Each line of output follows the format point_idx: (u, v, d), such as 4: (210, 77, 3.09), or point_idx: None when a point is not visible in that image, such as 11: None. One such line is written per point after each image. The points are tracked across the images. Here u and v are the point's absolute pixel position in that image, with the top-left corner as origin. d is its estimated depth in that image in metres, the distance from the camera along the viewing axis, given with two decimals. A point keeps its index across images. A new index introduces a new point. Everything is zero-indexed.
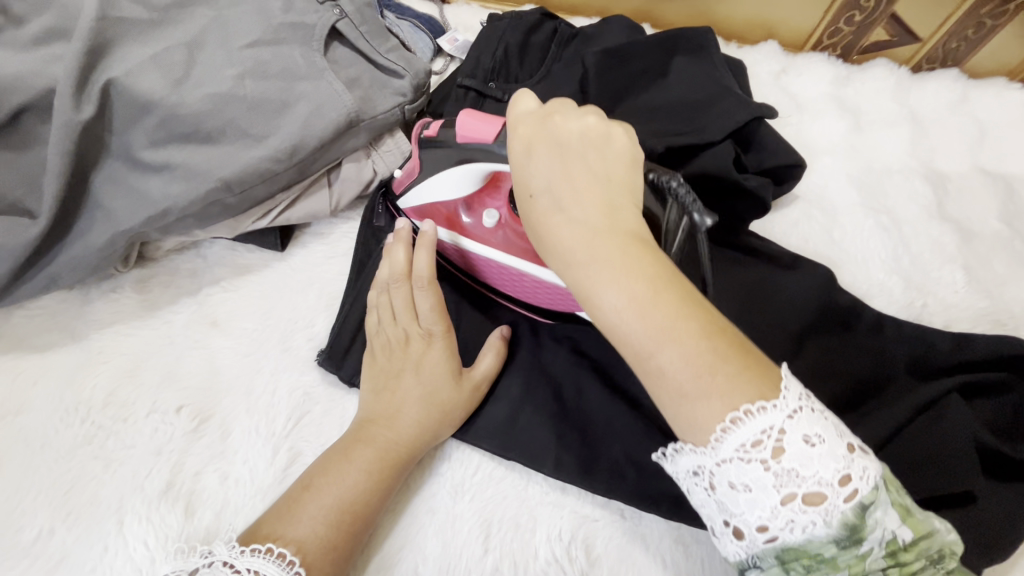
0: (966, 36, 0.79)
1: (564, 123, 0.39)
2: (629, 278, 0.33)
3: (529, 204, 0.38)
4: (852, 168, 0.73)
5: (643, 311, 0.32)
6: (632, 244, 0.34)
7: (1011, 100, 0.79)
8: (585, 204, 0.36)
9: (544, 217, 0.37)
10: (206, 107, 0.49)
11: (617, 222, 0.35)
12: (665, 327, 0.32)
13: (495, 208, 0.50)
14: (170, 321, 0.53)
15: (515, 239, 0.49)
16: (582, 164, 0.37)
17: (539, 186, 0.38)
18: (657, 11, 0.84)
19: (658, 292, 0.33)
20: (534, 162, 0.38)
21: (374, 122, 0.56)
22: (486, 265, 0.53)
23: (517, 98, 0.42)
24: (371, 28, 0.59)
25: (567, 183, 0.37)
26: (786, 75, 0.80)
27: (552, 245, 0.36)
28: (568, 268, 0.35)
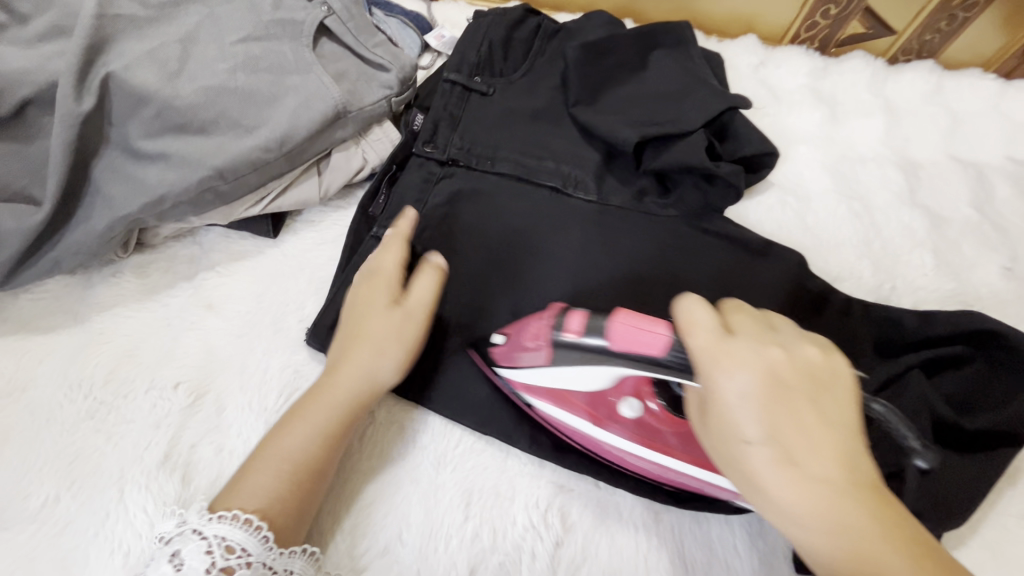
0: (939, 28, 0.82)
1: (775, 354, 0.35)
2: (869, 552, 0.31)
3: (740, 451, 0.34)
4: (828, 157, 0.75)
5: (849, 549, 0.31)
6: (860, 494, 0.32)
7: (984, 90, 0.82)
8: (810, 450, 0.33)
9: (760, 469, 0.33)
10: (200, 99, 0.52)
11: (838, 462, 0.33)
12: (868, 565, 0.31)
13: (632, 396, 0.49)
14: (167, 304, 0.56)
15: (640, 427, 0.48)
16: (805, 411, 0.33)
17: (749, 433, 0.33)
18: (639, 7, 0.86)
19: (905, 551, 0.31)
20: (739, 397, 0.34)
21: (361, 113, 0.59)
22: (604, 444, 0.50)
23: (684, 315, 0.38)
24: (358, 24, 0.61)
25: (797, 438, 0.33)
26: (765, 67, 0.83)
27: (774, 501, 0.33)
28: (777, 512, 0.33)
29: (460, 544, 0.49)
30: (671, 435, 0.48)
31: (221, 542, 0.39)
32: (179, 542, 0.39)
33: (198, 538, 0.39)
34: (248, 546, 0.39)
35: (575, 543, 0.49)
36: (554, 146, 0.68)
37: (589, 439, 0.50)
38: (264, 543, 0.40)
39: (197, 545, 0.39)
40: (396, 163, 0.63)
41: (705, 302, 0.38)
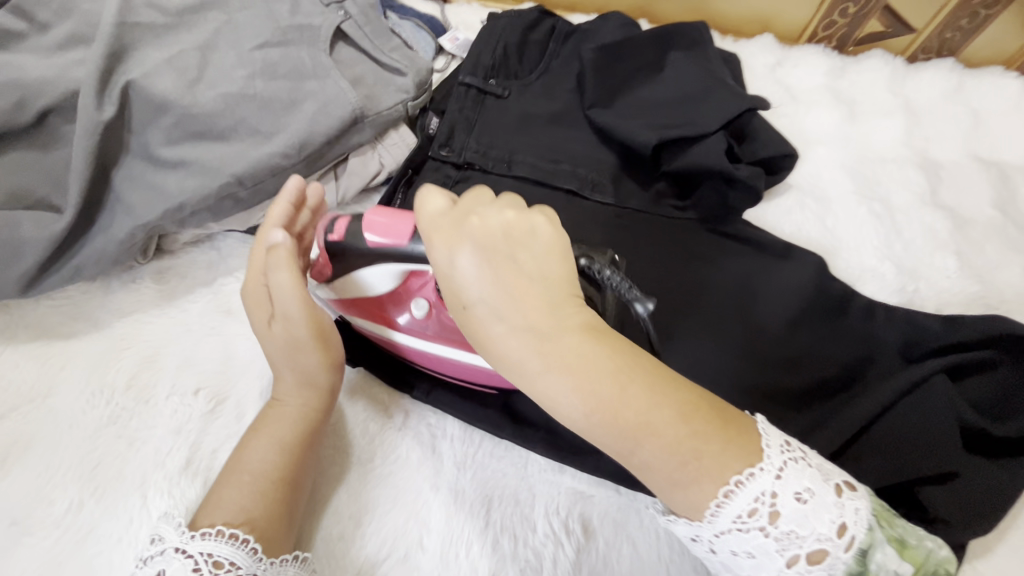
0: (960, 26, 0.81)
1: (507, 217, 0.36)
2: (591, 387, 0.32)
3: (465, 316, 0.36)
4: (846, 158, 0.74)
5: (607, 410, 0.32)
6: (589, 343, 0.33)
7: (1006, 88, 0.80)
8: (519, 306, 0.34)
9: (494, 339, 0.34)
10: (219, 106, 0.52)
11: (554, 329, 0.33)
12: (641, 425, 0.32)
13: (423, 298, 0.49)
14: (187, 309, 0.56)
15: (446, 327, 0.49)
16: (508, 268, 0.34)
17: (471, 297, 0.35)
18: (654, 7, 0.85)
19: (624, 391, 0.32)
20: (461, 267, 0.35)
21: (377, 118, 0.59)
22: (405, 343, 0.52)
23: (422, 197, 0.39)
24: (374, 29, 0.61)
25: (504, 292, 0.34)
26: (781, 67, 0.82)
27: (497, 354, 0.34)
28: (518, 374, 0.34)
29: (481, 551, 0.48)
30: None
31: (209, 559, 0.39)
32: (161, 562, 0.39)
33: (181, 558, 0.39)
34: (236, 560, 0.39)
35: (597, 550, 0.49)
36: (570, 149, 0.67)
37: (395, 341, 0.53)
38: (253, 555, 0.39)
39: (180, 564, 0.38)
40: (412, 167, 0.63)
41: (450, 192, 0.39)
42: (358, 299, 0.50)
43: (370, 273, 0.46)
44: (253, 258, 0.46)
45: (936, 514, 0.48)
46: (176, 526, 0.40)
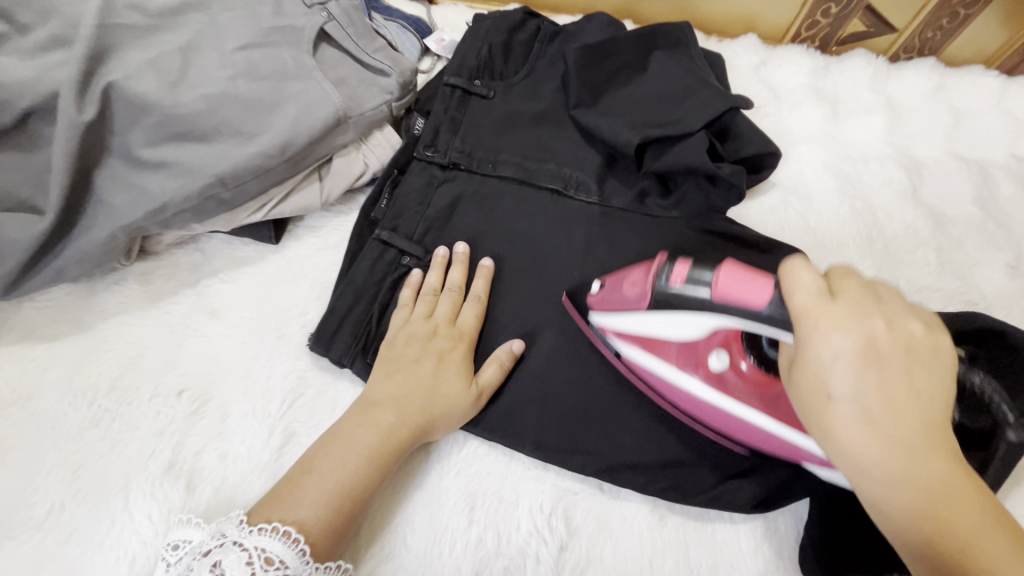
0: (941, 25, 0.82)
1: (876, 323, 0.35)
2: (920, 495, 0.33)
3: (824, 406, 0.35)
4: (829, 156, 0.75)
5: (935, 514, 0.33)
6: (939, 457, 0.34)
7: (986, 86, 0.81)
8: (898, 417, 0.34)
9: (841, 423, 0.34)
10: (201, 108, 0.52)
11: (931, 427, 0.34)
12: (964, 544, 0.32)
13: (722, 348, 0.48)
14: (170, 311, 0.56)
15: (736, 380, 0.48)
16: (879, 379, 0.34)
17: (841, 391, 0.34)
18: (640, 7, 0.86)
19: (936, 497, 0.33)
20: (837, 368, 0.34)
21: (362, 118, 0.59)
22: (669, 385, 0.51)
23: (790, 273, 0.37)
24: (358, 30, 0.62)
25: (880, 397, 0.34)
26: (765, 67, 0.82)
27: (849, 451, 0.34)
28: (854, 469, 0.34)
29: (464, 550, 0.49)
30: (752, 395, 0.48)
31: (261, 554, 0.40)
32: (219, 554, 0.40)
33: (237, 551, 0.40)
34: (285, 559, 0.40)
35: (580, 547, 0.50)
36: (555, 147, 0.68)
37: (656, 378, 0.51)
38: (301, 556, 0.41)
39: (236, 557, 0.40)
40: (397, 167, 0.63)
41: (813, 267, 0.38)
42: (646, 336, 0.50)
43: (682, 321, 0.45)
44: (437, 303, 0.56)
45: None
46: (237, 522, 0.42)
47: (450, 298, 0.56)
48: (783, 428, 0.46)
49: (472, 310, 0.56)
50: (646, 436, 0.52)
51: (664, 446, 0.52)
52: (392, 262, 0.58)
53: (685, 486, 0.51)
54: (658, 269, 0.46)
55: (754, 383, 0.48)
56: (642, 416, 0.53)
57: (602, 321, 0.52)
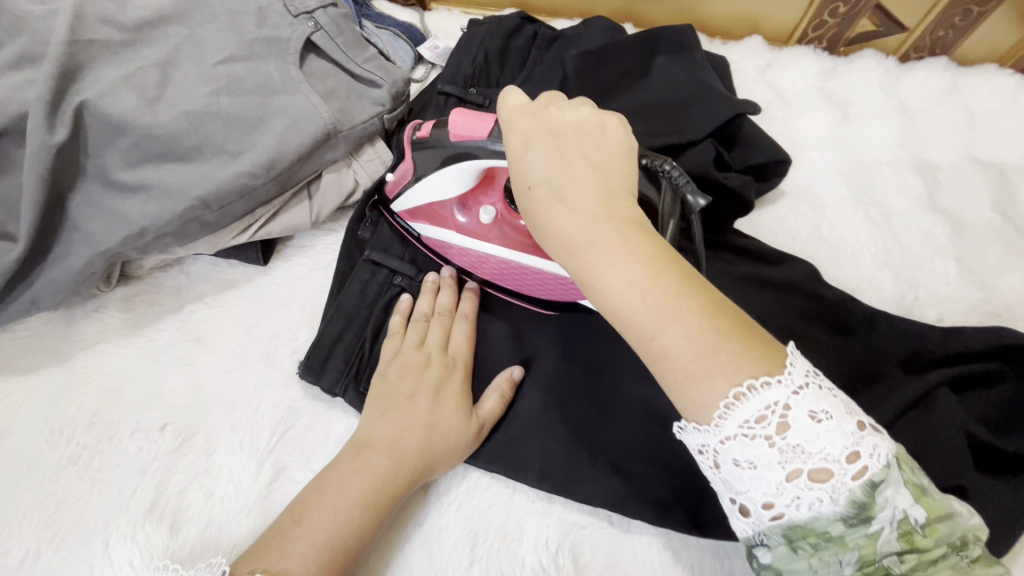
0: (953, 23, 0.79)
1: (552, 114, 0.38)
2: (629, 258, 0.33)
3: (529, 197, 0.37)
4: (840, 161, 0.72)
5: (644, 284, 0.32)
6: (632, 229, 0.34)
7: (1000, 86, 0.79)
8: (581, 192, 0.35)
9: (544, 209, 0.36)
10: (180, 126, 0.50)
11: (622, 201, 0.36)
12: (669, 308, 0.32)
13: (490, 204, 0.52)
14: (153, 339, 0.53)
15: (513, 233, 0.52)
16: (574, 153, 0.37)
17: (537, 178, 0.37)
18: (641, 10, 0.83)
19: (655, 270, 0.33)
20: (532, 157, 0.37)
21: (352, 133, 0.57)
22: (445, 241, 0.55)
23: (506, 95, 0.41)
24: (346, 40, 0.59)
25: (565, 175, 0.36)
26: (771, 70, 0.79)
27: (551, 232, 0.36)
28: (566, 251, 0.35)
29: None
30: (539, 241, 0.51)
31: None
32: None
33: None
34: None
35: None
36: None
37: (438, 241, 0.55)
38: None
39: None
40: None
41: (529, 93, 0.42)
42: (428, 201, 0.53)
43: (446, 174, 0.49)
44: (431, 330, 0.52)
45: None
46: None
47: (442, 324, 0.53)
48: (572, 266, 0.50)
49: (463, 333, 0.53)
50: (658, 465, 0.49)
51: (674, 475, 0.49)
52: (385, 283, 0.56)
53: (702, 518, 0.48)
54: (415, 132, 0.50)
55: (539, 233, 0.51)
56: (653, 442, 0.50)
57: (399, 202, 0.54)
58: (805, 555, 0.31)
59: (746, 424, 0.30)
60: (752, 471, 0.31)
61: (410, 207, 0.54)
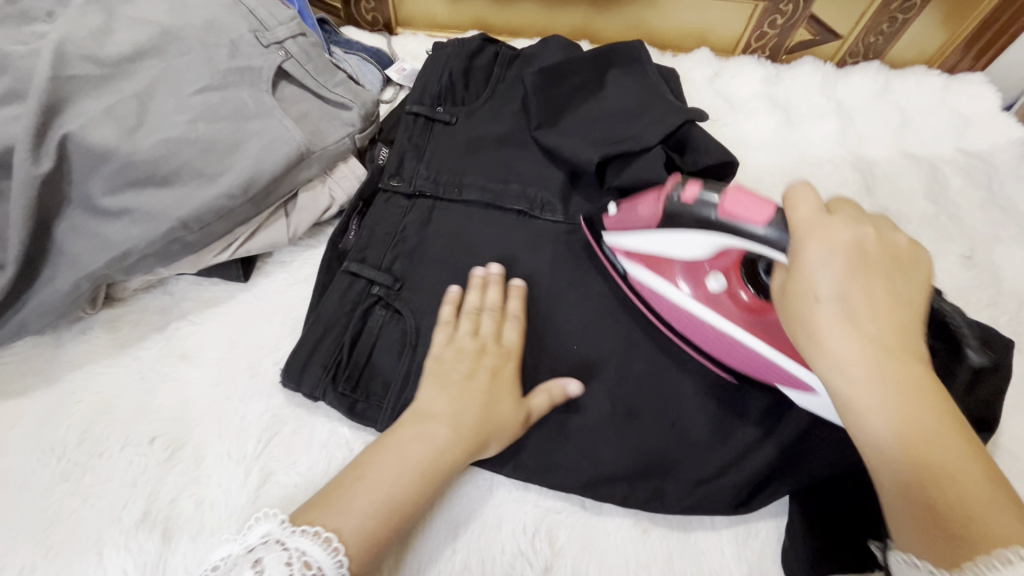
0: (881, 31, 0.85)
1: (864, 234, 0.39)
2: (904, 402, 0.35)
3: (811, 308, 0.38)
4: (786, 161, 0.78)
5: (917, 434, 0.35)
6: (920, 372, 0.36)
7: (927, 86, 0.86)
8: (873, 318, 0.37)
9: (825, 324, 0.37)
10: (161, 153, 0.52)
11: (915, 342, 0.37)
12: (944, 471, 0.34)
13: (721, 271, 0.53)
14: (140, 357, 0.55)
15: (735, 306, 0.53)
16: (878, 280, 0.38)
17: (828, 292, 0.37)
18: (595, 27, 0.89)
19: (937, 419, 0.35)
20: (823, 267, 0.38)
21: (324, 153, 0.60)
22: (653, 291, 0.56)
23: (792, 193, 0.42)
24: (316, 66, 0.63)
25: (861, 296, 0.37)
26: (719, 78, 0.85)
27: (828, 348, 0.37)
28: (834, 364, 0.37)
29: None
30: (734, 306, 0.53)
31: (301, 556, 0.41)
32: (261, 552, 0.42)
33: (278, 549, 0.42)
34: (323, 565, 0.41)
35: (564, 567, 0.50)
36: (520, 168, 0.70)
37: (647, 288, 0.57)
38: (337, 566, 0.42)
39: (277, 556, 0.41)
40: (363, 200, 0.64)
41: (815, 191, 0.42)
42: (645, 252, 0.55)
43: (687, 236, 0.50)
44: (484, 320, 0.56)
45: None
46: (281, 520, 0.43)
47: (494, 317, 0.56)
48: (777, 351, 0.50)
49: (513, 327, 0.56)
50: (625, 448, 0.53)
51: (639, 456, 0.53)
52: (363, 292, 0.59)
53: (665, 494, 0.52)
54: (674, 188, 0.51)
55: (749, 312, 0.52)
56: (620, 426, 0.54)
57: (619, 240, 0.57)
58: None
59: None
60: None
61: (630, 246, 0.56)
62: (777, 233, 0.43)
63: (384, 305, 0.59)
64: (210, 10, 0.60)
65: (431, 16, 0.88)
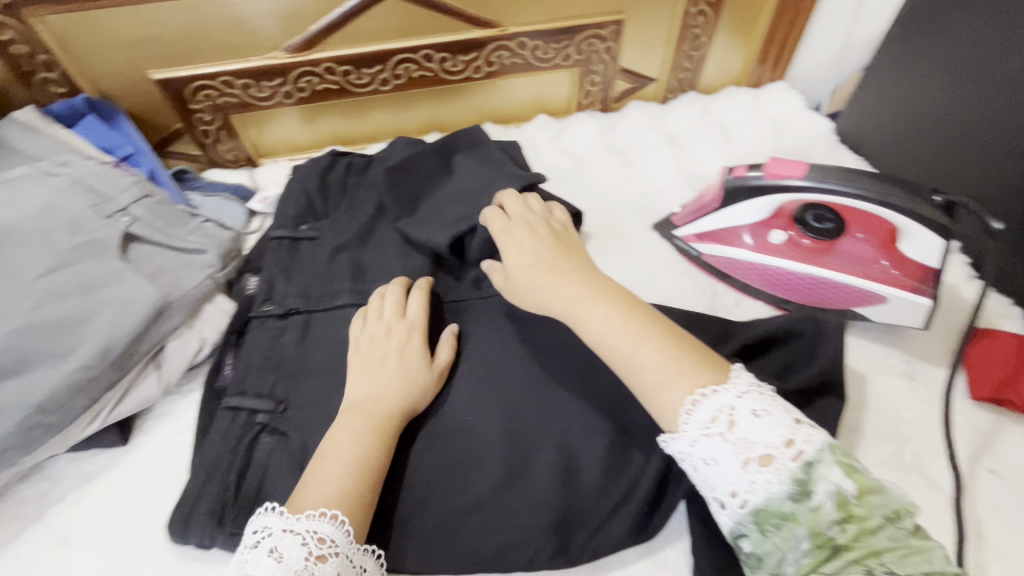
0: (685, 67, 0.97)
1: (540, 223, 0.65)
2: (611, 301, 0.54)
3: (529, 275, 0.60)
4: (632, 196, 0.85)
5: (619, 322, 0.51)
6: (606, 285, 0.56)
7: (740, 103, 0.97)
8: (566, 270, 0.58)
9: (547, 281, 0.58)
10: (4, 346, 0.53)
11: (587, 272, 0.59)
12: (637, 340, 0.50)
13: (781, 229, 0.69)
14: (17, 555, 0.54)
15: (799, 250, 0.68)
16: (559, 247, 0.62)
17: (529, 261, 0.60)
18: (444, 118, 0.96)
19: (631, 314, 0.52)
20: (523, 251, 0.61)
21: (184, 300, 0.63)
22: (731, 257, 0.71)
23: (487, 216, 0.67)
24: (166, 221, 0.67)
25: (552, 256, 0.60)
26: (560, 138, 0.94)
27: (551, 292, 0.57)
28: (566, 301, 0.56)
29: None
30: (806, 257, 0.67)
31: (315, 535, 0.46)
32: (272, 540, 0.46)
33: (287, 535, 0.46)
34: (336, 539, 0.47)
35: None
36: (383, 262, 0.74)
37: (722, 257, 0.71)
38: (346, 537, 0.47)
39: (290, 539, 0.46)
40: (236, 332, 0.67)
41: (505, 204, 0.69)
42: (723, 229, 0.71)
43: (758, 203, 0.66)
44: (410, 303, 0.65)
45: None
46: (279, 511, 0.48)
47: (397, 301, 0.65)
48: (832, 272, 0.65)
49: (418, 300, 0.66)
50: (524, 509, 0.55)
51: (538, 515, 0.54)
52: (246, 423, 0.60)
53: (570, 546, 0.54)
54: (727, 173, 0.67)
55: (882, 246, 0.64)
56: (512, 489, 0.56)
57: (682, 231, 0.74)
58: (771, 535, 0.40)
59: (704, 426, 0.44)
60: (717, 467, 0.43)
61: (697, 230, 0.73)
62: (815, 183, 0.61)
63: (270, 431, 0.60)
64: (48, 196, 0.62)
65: (290, 141, 0.93)
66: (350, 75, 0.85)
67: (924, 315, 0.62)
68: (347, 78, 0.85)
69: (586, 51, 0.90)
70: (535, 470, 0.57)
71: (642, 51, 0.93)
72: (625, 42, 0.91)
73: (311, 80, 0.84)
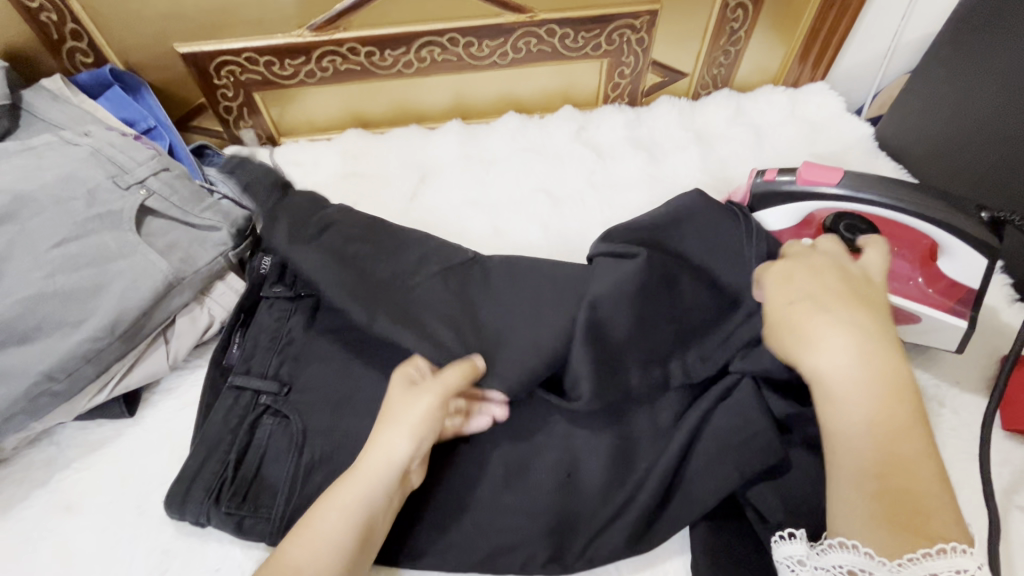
0: (720, 63, 0.93)
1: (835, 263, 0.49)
2: (897, 410, 0.41)
3: (796, 324, 0.45)
4: (654, 196, 0.82)
5: (894, 438, 0.40)
6: (902, 378, 0.42)
7: (775, 102, 0.93)
8: (848, 334, 0.43)
9: (819, 335, 0.44)
10: (18, 311, 0.54)
11: (890, 349, 0.43)
12: (903, 473, 0.39)
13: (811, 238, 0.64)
14: (20, 517, 0.55)
15: None
16: (845, 295, 0.46)
17: (804, 306, 0.46)
18: (467, 104, 0.94)
19: (914, 439, 0.40)
20: (800, 291, 0.46)
21: (195, 278, 0.63)
22: None
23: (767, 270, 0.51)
24: (182, 197, 0.66)
25: (835, 302, 0.45)
26: (585, 131, 0.91)
27: (821, 361, 0.43)
28: (840, 383, 0.42)
29: None
30: None
31: None
32: None
33: None
34: None
35: None
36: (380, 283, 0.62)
37: None
38: None
39: None
40: (244, 311, 0.65)
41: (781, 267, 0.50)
42: None
43: (787, 208, 0.62)
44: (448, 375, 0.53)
45: (773, 517, 0.51)
46: None
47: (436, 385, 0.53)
48: None
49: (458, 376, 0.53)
50: (522, 513, 0.53)
51: (535, 518, 0.53)
52: (249, 404, 0.59)
53: (564, 555, 0.52)
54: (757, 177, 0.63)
55: (919, 260, 0.60)
56: (511, 490, 0.55)
57: None
58: None
59: None
60: None
61: None
62: (849, 192, 0.57)
63: (272, 413, 0.59)
64: (67, 166, 0.62)
65: (310, 121, 0.92)
66: (373, 57, 0.83)
67: (958, 338, 0.59)
68: (370, 60, 0.84)
69: (616, 41, 0.87)
70: (538, 473, 0.55)
71: (675, 43, 0.89)
72: (659, 34, 0.87)
73: (334, 60, 0.83)
